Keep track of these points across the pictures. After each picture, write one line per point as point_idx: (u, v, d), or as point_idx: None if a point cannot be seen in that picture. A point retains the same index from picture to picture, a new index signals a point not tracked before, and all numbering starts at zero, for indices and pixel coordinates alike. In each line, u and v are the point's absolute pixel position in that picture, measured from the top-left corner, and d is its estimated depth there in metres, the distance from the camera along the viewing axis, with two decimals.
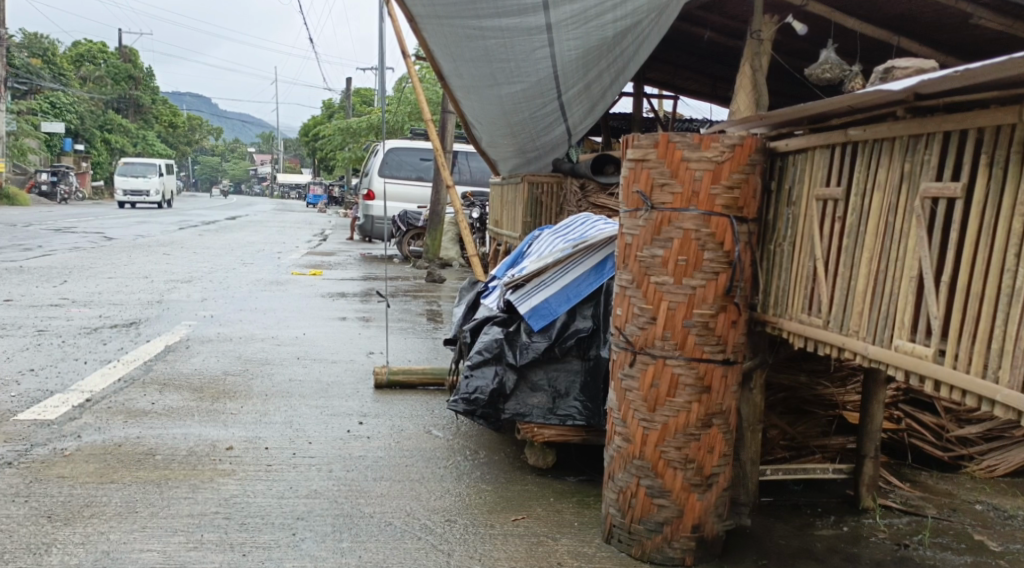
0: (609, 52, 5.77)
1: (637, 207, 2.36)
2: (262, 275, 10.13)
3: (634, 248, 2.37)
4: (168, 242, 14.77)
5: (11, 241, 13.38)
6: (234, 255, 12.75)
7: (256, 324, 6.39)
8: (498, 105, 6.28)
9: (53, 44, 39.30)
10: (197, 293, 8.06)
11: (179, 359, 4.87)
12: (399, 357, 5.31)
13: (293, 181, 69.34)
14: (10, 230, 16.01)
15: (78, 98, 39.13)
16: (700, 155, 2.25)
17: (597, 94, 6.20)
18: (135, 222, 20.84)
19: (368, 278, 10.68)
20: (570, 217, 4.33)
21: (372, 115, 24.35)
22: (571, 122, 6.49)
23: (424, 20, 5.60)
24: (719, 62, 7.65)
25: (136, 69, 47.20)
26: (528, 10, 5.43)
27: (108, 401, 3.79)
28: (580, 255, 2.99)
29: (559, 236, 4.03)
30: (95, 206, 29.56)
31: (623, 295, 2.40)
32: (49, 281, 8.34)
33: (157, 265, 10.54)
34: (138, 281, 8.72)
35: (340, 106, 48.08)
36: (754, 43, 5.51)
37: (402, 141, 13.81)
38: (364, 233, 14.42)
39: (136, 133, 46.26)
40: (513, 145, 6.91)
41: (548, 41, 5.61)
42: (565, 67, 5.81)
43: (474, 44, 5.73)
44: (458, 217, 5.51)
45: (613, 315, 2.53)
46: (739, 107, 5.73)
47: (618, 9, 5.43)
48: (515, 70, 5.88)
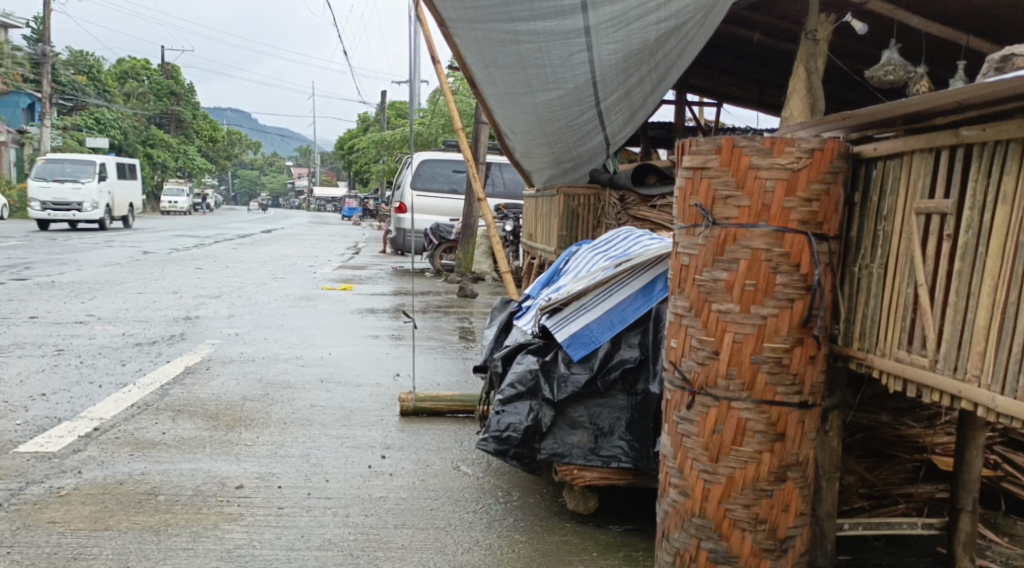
0: (651, 55, 5.43)
1: (695, 222, 2.04)
2: (292, 291, 9.94)
3: (691, 270, 2.05)
4: (201, 257, 14.70)
5: (46, 256, 13.40)
6: (264, 269, 12.60)
7: (281, 343, 6.15)
8: (533, 113, 5.97)
9: (97, 61, 40.10)
10: (223, 309, 7.86)
11: (197, 382, 4.62)
12: (428, 380, 5.02)
13: (330, 194, 69.82)
14: (47, 244, 16.10)
15: (120, 113, 39.85)
16: (773, 162, 1.92)
17: (637, 100, 5.86)
18: (172, 236, 20.96)
19: (400, 293, 10.44)
20: (610, 231, 4.06)
21: (406, 128, 24.26)
22: (609, 130, 6.15)
23: (455, 24, 5.34)
24: (766, 68, 7.31)
25: (178, 86, 48.01)
26: (565, 13, 5.11)
27: (115, 430, 3.54)
28: (625, 275, 2.67)
29: (601, 254, 3.72)
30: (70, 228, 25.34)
31: (679, 325, 2.07)
32: (77, 297, 8.21)
33: (187, 280, 10.41)
34: (167, 297, 8.56)
35: (375, 120, 48.51)
36: (810, 43, 5.22)
37: (434, 153, 13.53)
38: (396, 246, 14.17)
39: (176, 147, 46.94)
40: (549, 154, 6.59)
41: (587, 45, 5.30)
42: (604, 71, 5.48)
43: (508, 49, 5.45)
44: (490, 230, 5.20)
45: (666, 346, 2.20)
46: (793, 112, 5.43)
47: (661, 10, 5.09)
48: (551, 76, 5.58)
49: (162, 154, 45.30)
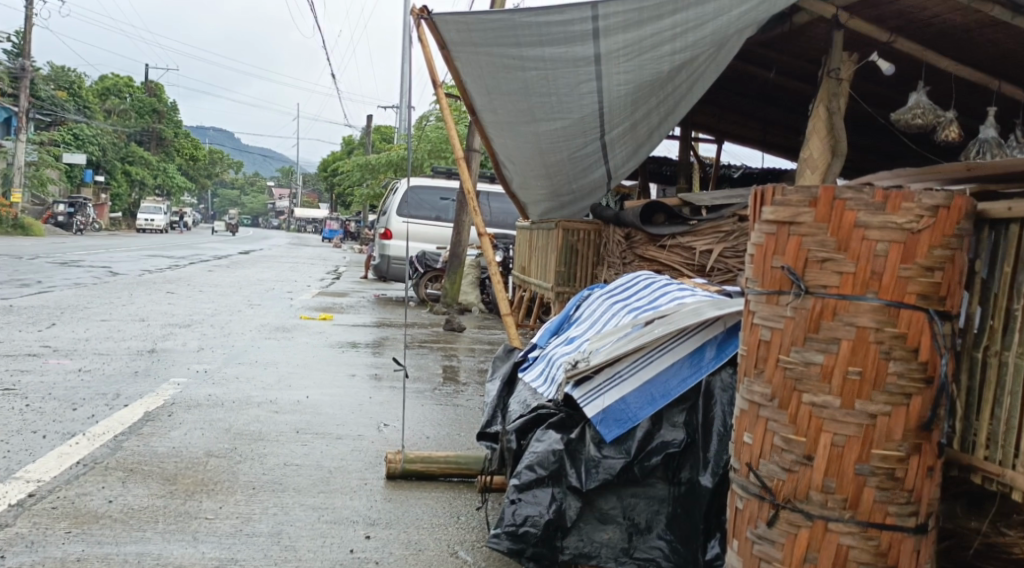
0: (661, 89, 5.11)
1: (780, 288, 1.62)
2: (268, 320, 9.42)
3: (774, 349, 1.63)
4: (175, 279, 14.11)
5: (12, 275, 12.78)
6: (240, 295, 12.06)
7: (254, 383, 5.65)
8: (533, 144, 5.47)
9: (78, 76, 39.53)
10: (194, 341, 7.34)
11: (157, 432, 4.12)
12: (415, 432, 4.53)
13: (310, 215, 69.30)
14: (13, 262, 15.46)
15: (99, 130, 39.23)
16: (885, 220, 1.51)
17: (642, 135, 5.43)
18: (144, 255, 20.29)
19: (382, 324, 9.95)
20: (627, 276, 3.69)
21: (391, 152, 23.81)
22: (613, 166, 5.69)
23: (458, 48, 4.96)
24: (773, 107, 6.97)
25: (160, 103, 47.41)
26: (575, 39, 4.83)
27: (54, 497, 3.04)
28: (669, 339, 2.26)
29: (620, 303, 3.33)
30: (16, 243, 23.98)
31: (756, 416, 1.65)
32: (36, 324, 7.65)
33: (157, 306, 9.85)
34: (134, 325, 8.02)
35: (360, 144, 48.26)
36: (832, 82, 4.85)
37: (422, 180, 13.27)
38: (379, 275, 13.49)
39: (155, 165, 46.29)
40: (546, 189, 5.97)
41: (596, 74, 4.97)
42: (613, 103, 5.10)
43: (512, 75, 5.06)
44: (489, 267, 4.73)
45: (732, 436, 1.78)
46: (811, 153, 4.95)
47: (678, 40, 4.82)
48: (556, 105, 5.17)
49: (140, 171, 44.59)
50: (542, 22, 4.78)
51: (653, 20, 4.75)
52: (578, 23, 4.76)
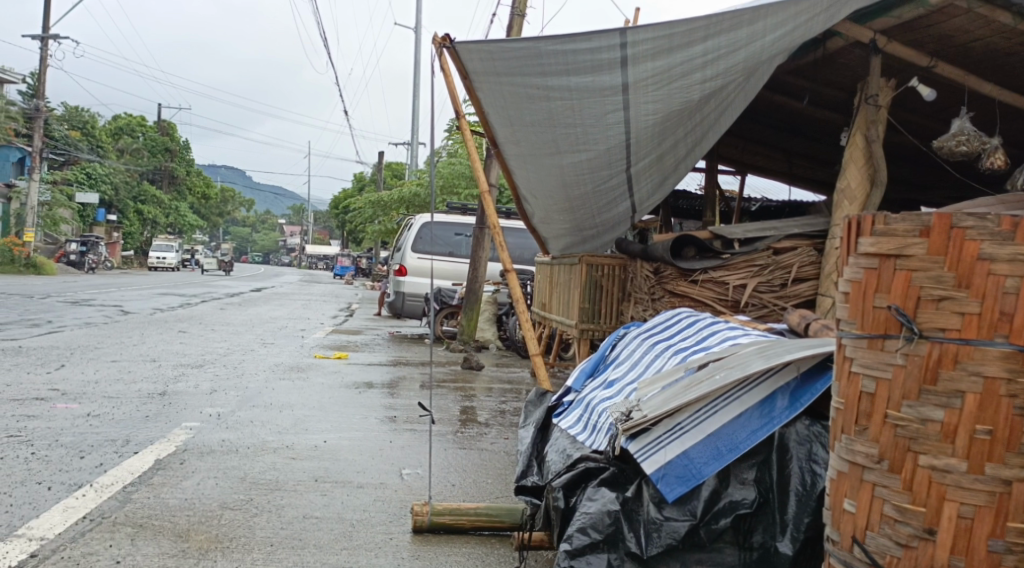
0: (689, 119, 4.97)
1: (885, 332, 1.49)
2: (282, 359, 9.22)
3: (884, 403, 1.49)
4: (187, 318, 13.98)
5: (23, 316, 12.67)
6: (253, 334, 11.88)
7: (269, 427, 5.44)
8: (558, 179, 5.28)
9: (92, 118, 40.00)
10: (206, 382, 7.13)
11: (168, 482, 3.91)
12: (440, 480, 4.30)
13: (321, 252, 69.65)
14: (25, 302, 15.38)
15: (112, 170, 39.61)
16: (1013, 253, 1.37)
17: (669, 167, 5.27)
18: (154, 294, 20.20)
19: (398, 362, 9.74)
20: (666, 315, 3.51)
21: (403, 188, 23.78)
22: (637, 199, 5.48)
23: (481, 77, 4.80)
24: (799, 138, 6.81)
25: (173, 143, 47.91)
26: (603, 67, 4.68)
27: (58, 558, 2.82)
28: (735, 386, 2.08)
29: (664, 344, 3.15)
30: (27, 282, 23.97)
31: (863, 478, 1.51)
32: (45, 366, 7.48)
33: (169, 346, 9.67)
34: (145, 367, 7.84)
35: (371, 181, 48.53)
36: (870, 108, 4.66)
37: (439, 216, 13.18)
38: (393, 312, 13.31)
39: (168, 203, 46.57)
40: (568, 226, 5.72)
41: (623, 103, 4.81)
42: (640, 133, 4.94)
43: (536, 105, 4.90)
44: (517, 306, 4.50)
45: (829, 492, 1.64)
46: (849, 183, 4.75)
47: (707, 68, 4.68)
48: (581, 137, 4.99)
49: (153, 210, 44.86)
50: (568, 50, 4.64)
51: (683, 48, 4.60)
52: (606, 51, 4.63)
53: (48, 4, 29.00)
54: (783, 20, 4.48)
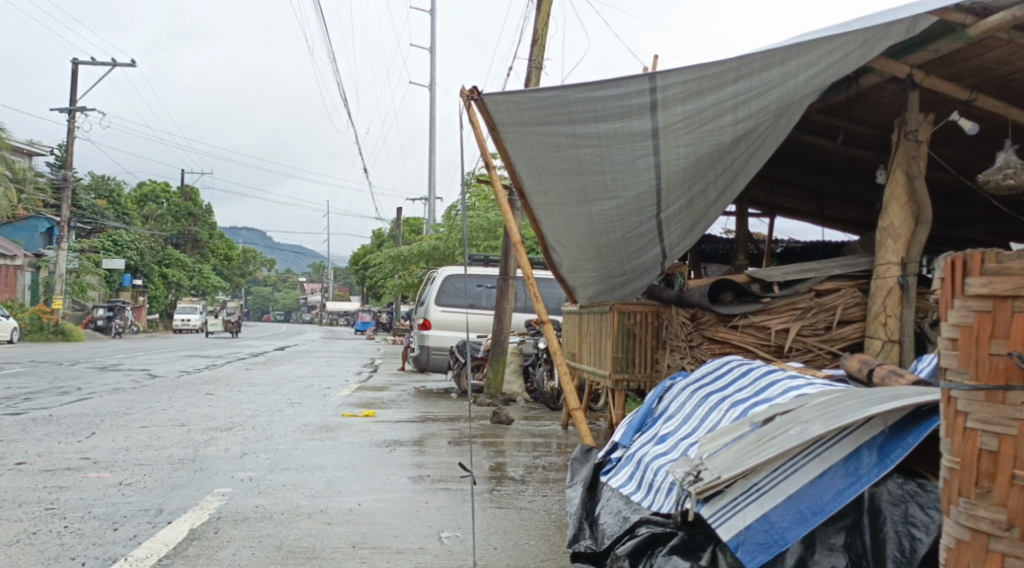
0: (720, 162, 4.85)
1: (1004, 389, 1.78)
2: (310, 419, 9.09)
3: (1011, 464, 1.76)
4: (213, 380, 13.91)
5: (51, 384, 12.66)
6: (279, 394, 11.77)
7: (302, 490, 5.29)
8: (586, 225, 5.18)
9: (117, 185, 40.82)
10: (235, 446, 7.01)
11: (203, 554, 3.76)
12: (481, 544, 4.12)
13: (342, 309, 70.00)
14: (52, 370, 15.42)
15: (137, 235, 40.26)
16: None
17: (699, 211, 5.13)
18: (179, 357, 20.21)
19: (426, 418, 9.57)
20: (715, 361, 3.38)
21: (423, 243, 23.83)
22: (667, 244, 5.29)
23: (508, 128, 4.80)
24: (830, 178, 6.72)
25: (196, 207, 48.66)
26: (632, 113, 4.63)
27: None
28: (811, 445, 2.20)
29: (718, 396, 2.98)
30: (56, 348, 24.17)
31: (987, 533, 1.79)
32: (75, 434, 7.39)
33: (196, 409, 9.57)
34: (173, 431, 7.73)
35: (390, 237, 48.89)
36: (910, 145, 4.68)
37: (456, 269, 13.04)
38: (418, 367, 13.16)
39: (191, 266, 47.10)
40: (598, 272, 5.58)
41: (653, 148, 4.73)
42: (672, 177, 4.84)
43: (565, 153, 4.85)
44: (554, 358, 4.37)
45: (945, 544, 1.92)
46: (892, 222, 4.72)
47: (739, 109, 4.60)
48: (611, 183, 4.92)
49: (177, 273, 45.35)
50: (596, 97, 4.60)
51: (712, 91, 4.53)
52: (634, 96, 4.58)
53: (76, 77, 29.85)
54: (818, 58, 4.40)
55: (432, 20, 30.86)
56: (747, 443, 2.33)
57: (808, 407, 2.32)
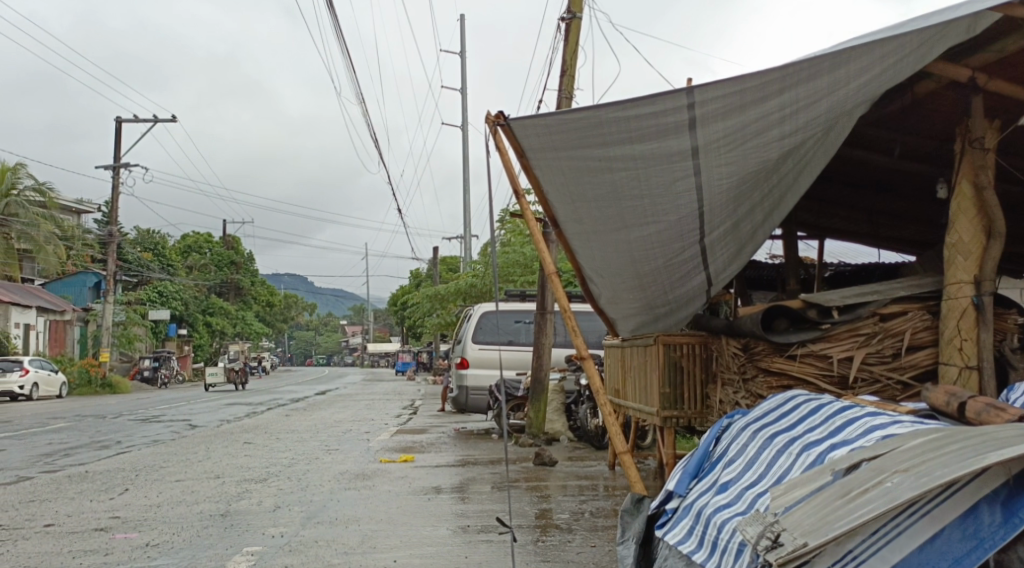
0: (767, 182, 4.44)
1: None
2: (348, 467, 8.83)
3: None
4: (252, 428, 13.76)
5: (92, 438, 12.61)
6: (317, 441, 11.55)
7: (335, 547, 5.00)
8: (625, 254, 4.78)
9: (160, 237, 41.61)
10: (269, 499, 6.76)
11: None
12: None
13: (382, 350, 70.16)
14: (95, 423, 15.42)
15: (180, 286, 40.91)
16: None
17: (746, 235, 4.62)
18: (220, 405, 20.19)
19: (467, 462, 9.24)
20: (778, 397, 3.04)
21: (459, 281, 23.68)
22: (712, 271, 4.73)
23: (537, 155, 4.58)
24: (883, 194, 6.34)
25: (236, 256, 49.41)
26: (669, 131, 4.38)
27: None
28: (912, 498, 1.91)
29: (784, 436, 2.64)
30: (101, 399, 24.41)
31: None
32: (108, 492, 7.22)
33: (232, 460, 9.37)
34: (208, 485, 7.52)
35: (427, 276, 49.01)
36: (977, 153, 4.31)
37: (495, 305, 12.83)
38: (458, 407, 12.85)
39: (233, 314, 47.64)
40: (638, 310, 5.07)
41: (694, 169, 4.43)
42: (715, 200, 4.48)
43: (599, 178, 4.60)
44: (597, 397, 4.04)
45: None
46: (961, 237, 4.33)
47: (786, 123, 4.29)
48: (649, 208, 4.60)
49: (220, 321, 45.91)
50: (631, 116, 4.41)
51: (755, 104, 4.27)
52: (671, 114, 4.35)
53: (118, 134, 30.59)
54: (869, 64, 4.09)
55: (462, 61, 31.19)
56: (831, 495, 2.00)
57: (901, 452, 2.00)
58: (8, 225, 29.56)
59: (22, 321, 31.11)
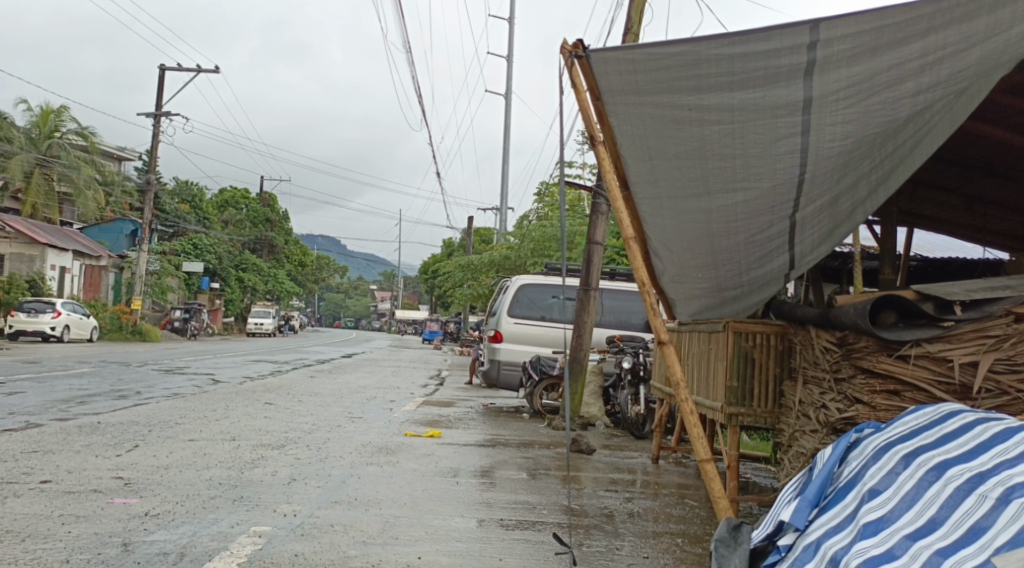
0: (884, 147, 3.70)
1: None
2: (371, 438, 8.30)
3: None
4: (275, 388, 13.32)
5: (112, 386, 12.23)
6: (340, 407, 11.05)
7: (354, 535, 4.43)
8: (705, 224, 4.09)
9: (197, 190, 41.50)
10: (285, 469, 6.23)
11: None
12: None
13: (411, 316, 70.29)
14: (118, 371, 15.09)
15: (215, 239, 40.90)
16: None
17: (842, 212, 3.88)
18: (245, 361, 19.88)
19: (497, 442, 8.67)
20: (920, 412, 2.54)
21: (494, 252, 23.06)
22: (797, 253, 4.02)
23: (615, 98, 3.89)
24: (995, 181, 5.53)
25: (271, 213, 49.32)
26: (781, 77, 3.65)
27: None
28: None
29: (958, 468, 2.13)
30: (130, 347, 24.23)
31: None
32: (115, 447, 6.74)
33: (250, 421, 8.88)
34: (221, 448, 7.01)
35: (461, 246, 48.55)
36: None
37: (531, 278, 12.10)
38: (488, 382, 12.24)
39: (265, 270, 47.52)
40: (706, 289, 4.45)
41: (803, 126, 3.71)
42: (820, 167, 3.75)
43: (685, 131, 3.88)
44: (679, 397, 3.36)
45: None
46: None
47: (925, 74, 3.54)
48: (741, 171, 3.89)
49: (252, 277, 45.90)
50: (737, 54, 3.64)
51: (893, 47, 3.52)
52: (787, 54, 3.60)
53: (160, 82, 30.23)
54: None
55: (511, 28, 30.33)
56: None
57: None
58: (48, 166, 29.41)
59: (56, 263, 31.08)
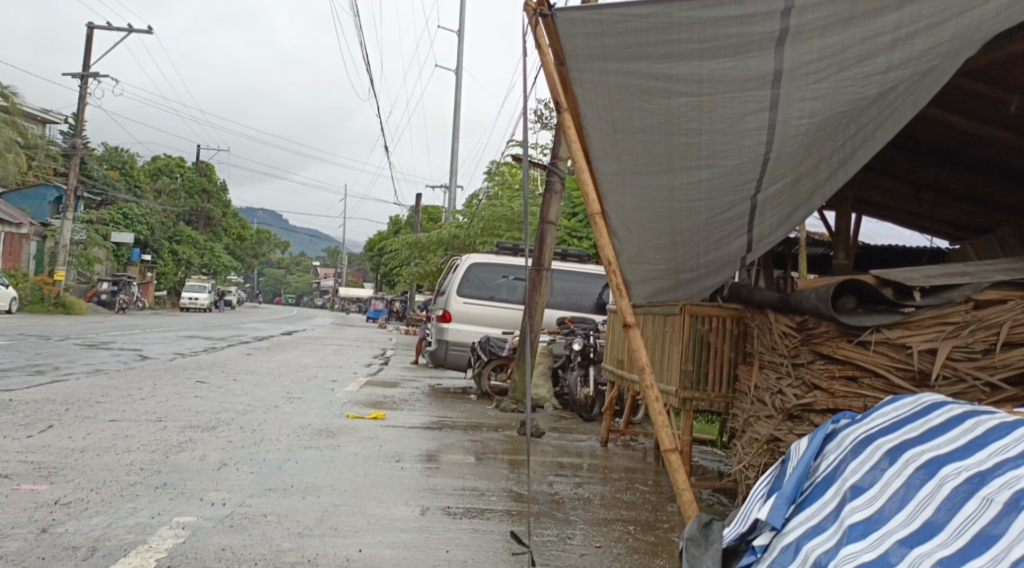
0: (850, 126, 3.54)
1: None
2: (309, 419, 7.96)
3: None
4: (210, 365, 12.79)
5: (32, 361, 11.55)
6: (278, 386, 10.63)
7: (286, 525, 4.14)
8: (666, 203, 3.86)
9: (131, 158, 39.92)
10: (214, 452, 5.87)
11: None
12: None
13: (354, 293, 69.31)
14: (40, 345, 14.32)
15: (149, 210, 39.44)
16: None
17: (803, 194, 3.73)
18: (177, 336, 19.15)
19: (442, 424, 8.43)
20: (897, 404, 2.44)
21: (440, 230, 22.66)
22: (756, 234, 3.84)
23: (580, 64, 3.62)
24: (950, 169, 5.48)
25: (209, 185, 47.80)
26: (752, 46, 3.43)
27: None
28: None
29: (952, 468, 2.02)
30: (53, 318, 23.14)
31: None
32: (28, 428, 6.26)
33: (179, 400, 8.43)
34: (146, 429, 6.59)
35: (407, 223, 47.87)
36: None
37: (481, 257, 11.83)
38: (435, 362, 11.96)
39: (203, 244, 46.11)
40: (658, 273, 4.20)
41: (771, 101, 3.51)
42: (787, 144, 3.56)
43: (650, 103, 3.65)
44: (641, 382, 3.17)
45: None
46: None
47: (897, 50, 3.38)
48: (707, 148, 3.67)
49: (189, 250, 44.48)
50: (709, 19, 3.44)
51: (867, 18, 3.34)
52: (759, 21, 3.39)
53: (90, 43, 28.84)
54: None
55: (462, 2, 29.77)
56: None
57: None
58: None
59: None
